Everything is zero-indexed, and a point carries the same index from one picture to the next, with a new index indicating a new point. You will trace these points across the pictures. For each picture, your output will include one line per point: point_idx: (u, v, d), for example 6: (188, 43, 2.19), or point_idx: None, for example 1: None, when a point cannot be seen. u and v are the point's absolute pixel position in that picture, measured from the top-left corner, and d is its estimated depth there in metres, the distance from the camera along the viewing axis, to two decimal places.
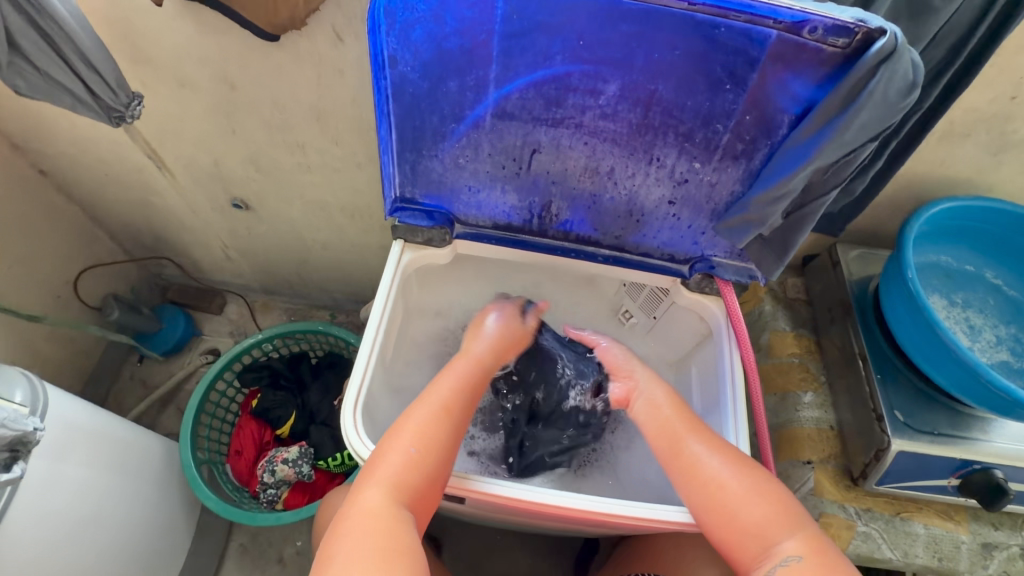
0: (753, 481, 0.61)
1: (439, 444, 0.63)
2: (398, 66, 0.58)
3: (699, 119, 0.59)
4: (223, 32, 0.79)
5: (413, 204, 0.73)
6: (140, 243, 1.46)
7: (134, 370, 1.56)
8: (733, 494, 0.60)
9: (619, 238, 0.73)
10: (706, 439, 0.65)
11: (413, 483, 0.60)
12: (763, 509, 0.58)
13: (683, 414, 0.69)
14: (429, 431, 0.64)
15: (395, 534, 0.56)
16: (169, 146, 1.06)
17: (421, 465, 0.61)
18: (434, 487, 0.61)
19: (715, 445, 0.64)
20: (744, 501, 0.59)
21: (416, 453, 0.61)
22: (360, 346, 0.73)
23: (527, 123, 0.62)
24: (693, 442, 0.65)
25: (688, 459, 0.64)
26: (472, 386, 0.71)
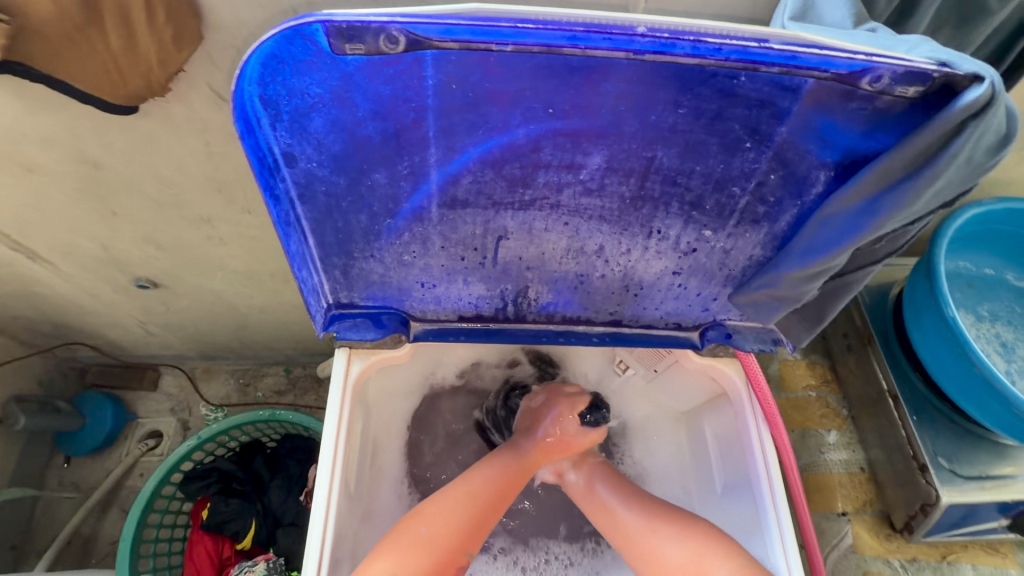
0: (681, 528, 0.63)
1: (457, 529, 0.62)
2: (298, 163, 0.41)
3: (710, 183, 0.45)
4: (61, 106, 0.59)
5: (353, 309, 0.57)
6: (39, 333, 1.22)
7: (61, 473, 1.34)
8: (669, 545, 0.62)
9: (615, 314, 0.60)
10: (624, 496, 0.68)
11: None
12: (700, 551, 0.60)
13: (597, 470, 0.72)
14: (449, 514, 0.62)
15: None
16: (37, 236, 0.85)
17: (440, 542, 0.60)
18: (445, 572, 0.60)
19: (645, 506, 0.66)
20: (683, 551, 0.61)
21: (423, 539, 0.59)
22: (314, 493, 0.58)
23: (487, 209, 0.47)
24: (627, 512, 0.66)
25: (620, 521, 0.66)
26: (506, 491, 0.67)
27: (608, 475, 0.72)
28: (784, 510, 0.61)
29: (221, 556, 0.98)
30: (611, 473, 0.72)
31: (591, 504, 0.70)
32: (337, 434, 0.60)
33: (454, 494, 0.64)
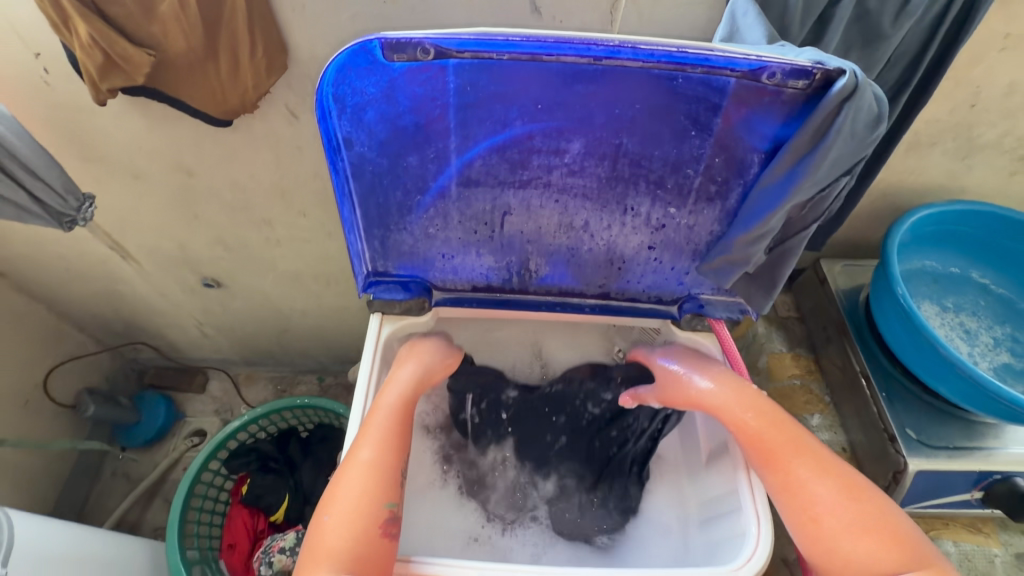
0: (880, 519, 0.53)
1: (384, 465, 0.60)
2: (354, 147, 0.56)
3: (668, 166, 0.58)
4: (173, 122, 0.77)
5: (387, 277, 0.70)
6: (111, 332, 1.40)
7: (115, 464, 1.47)
8: (846, 526, 0.52)
9: (603, 286, 0.71)
10: (816, 466, 0.56)
11: (346, 549, 0.55)
12: (884, 545, 0.51)
13: (789, 431, 0.59)
14: (385, 441, 0.62)
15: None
16: (130, 236, 1.02)
17: (348, 521, 0.56)
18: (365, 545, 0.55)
19: (837, 478, 0.55)
20: (844, 536, 0.52)
21: (337, 513, 0.57)
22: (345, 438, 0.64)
23: (494, 188, 0.60)
24: (821, 484, 0.55)
25: (789, 477, 0.56)
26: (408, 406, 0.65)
27: (796, 437, 0.59)
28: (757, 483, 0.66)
29: (256, 529, 1.09)
30: (784, 425, 0.60)
31: (762, 454, 0.59)
32: (368, 383, 0.69)
33: (380, 417, 0.63)
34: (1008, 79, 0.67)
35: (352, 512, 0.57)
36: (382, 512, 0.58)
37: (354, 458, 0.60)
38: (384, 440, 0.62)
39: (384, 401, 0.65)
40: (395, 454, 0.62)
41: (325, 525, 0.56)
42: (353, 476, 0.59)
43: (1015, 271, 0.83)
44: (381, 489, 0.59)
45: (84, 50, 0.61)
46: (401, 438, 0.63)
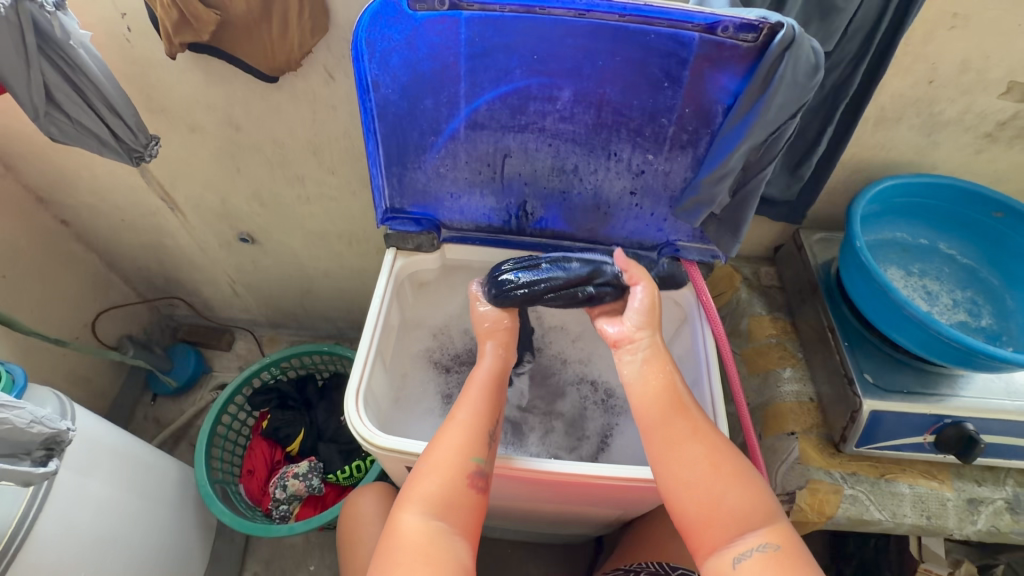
0: (738, 473, 0.61)
1: (477, 429, 0.66)
2: (381, 89, 0.67)
3: (645, 115, 0.67)
4: (229, 79, 0.90)
5: (402, 213, 0.81)
6: (153, 285, 1.54)
7: (147, 409, 1.60)
8: (713, 483, 0.60)
9: (591, 231, 0.81)
10: (693, 427, 0.63)
11: (443, 495, 0.61)
12: (751, 502, 0.59)
13: (676, 395, 0.65)
14: (477, 406, 0.67)
15: (438, 548, 0.58)
16: (180, 188, 1.16)
17: (440, 476, 0.62)
18: (459, 493, 0.62)
19: (706, 437, 0.62)
20: (726, 487, 0.59)
21: (436, 462, 0.64)
22: (359, 342, 0.76)
23: (497, 131, 0.71)
24: (693, 447, 0.62)
25: (671, 442, 0.62)
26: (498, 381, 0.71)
27: (684, 402, 0.65)
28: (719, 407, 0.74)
29: (273, 460, 1.20)
30: (680, 391, 0.65)
31: (659, 414, 0.64)
32: (381, 305, 0.80)
33: (473, 390, 0.69)
34: (959, 56, 0.75)
35: (447, 464, 0.63)
36: (468, 465, 0.64)
37: (448, 418, 0.67)
38: (479, 407, 0.68)
39: (476, 375, 0.71)
40: (488, 419, 0.67)
41: (421, 476, 0.63)
42: (451, 429, 0.66)
43: (979, 241, 0.90)
44: (469, 444, 0.65)
45: (163, 7, 0.74)
46: (490, 407, 0.68)
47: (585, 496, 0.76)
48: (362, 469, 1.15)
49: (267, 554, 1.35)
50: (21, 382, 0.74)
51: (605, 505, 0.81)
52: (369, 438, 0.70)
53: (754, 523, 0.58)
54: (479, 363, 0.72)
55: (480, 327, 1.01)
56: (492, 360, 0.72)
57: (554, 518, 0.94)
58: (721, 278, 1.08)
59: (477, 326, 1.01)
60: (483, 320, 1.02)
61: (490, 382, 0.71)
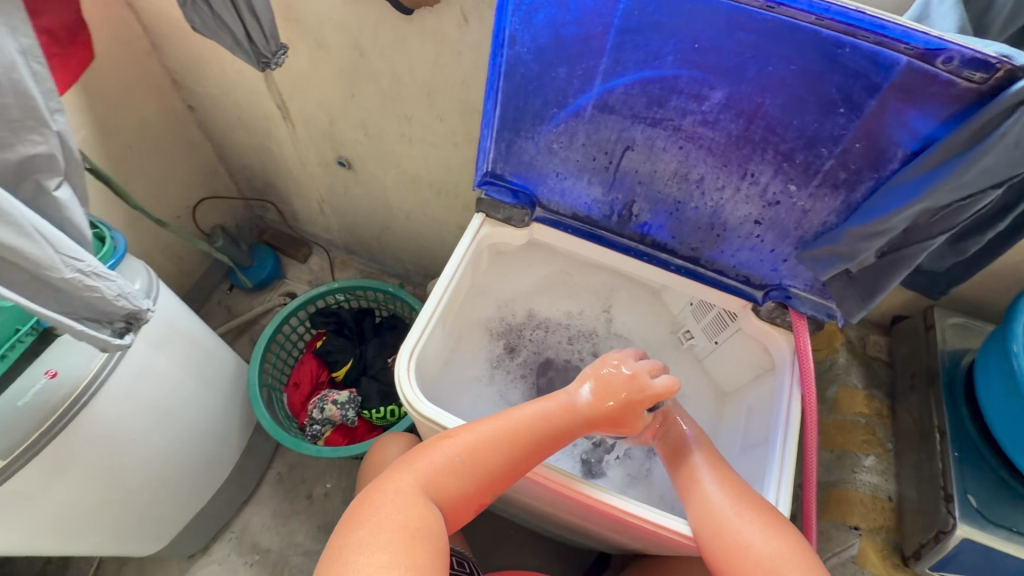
0: (775, 524, 0.60)
1: (513, 455, 0.64)
2: (515, 46, 0.62)
3: (802, 139, 0.57)
4: (365, 2, 0.87)
5: (500, 180, 0.76)
6: (252, 185, 1.61)
7: (223, 296, 1.72)
8: (749, 533, 0.59)
9: (695, 250, 0.74)
10: (723, 481, 0.65)
11: (450, 485, 0.62)
12: (786, 548, 0.58)
13: (710, 454, 0.69)
14: (530, 434, 0.65)
15: (425, 519, 0.58)
16: (296, 100, 1.18)
17: (458, 473, 0.63)
18: (461, 499, 0.63)
19: (737, 490, 0.64)
20: (757, 533, 0.59)
21: (463, 454, 0.63)
22: (423, 305, 0.74)
23: (626, 120, 0.64)
24: (717, 495, 0.64)
25: (702, 496, 0.64)
26: (556, 432, 0.66)
27: (718, 461, 0.69)
28: (785, 481, 0.66)
29: (318, 379, 1.25)
30: (713, 450, 0.70)
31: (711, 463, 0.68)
32: (456, 269, 0.78)
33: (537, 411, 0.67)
34: None
35: (472, 468, 0.63)
36: (489, 494, 0.65)
37: (499, 425, 0.65)
38: (532, 432, 0.65)
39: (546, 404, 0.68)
40: (528, 450, 0.65)
41: (438, 456, 0.63)
42: (486, 427, 0.65)
43: None
44: (503, 475, 0.64)
45: None
46: (546, 446, 0.66)
47: (610, 523, 0.72)
48: (395, 415, 1.16)
49: (293, 461, 1.44)
50: (119, 251, 0.79)
51: (628, 536, 0.76)
52: (412, 402, 0.68)
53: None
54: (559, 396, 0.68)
55: (545, 312, 0.98)
56: (580, 417, 0.66)
57: (570, 527, 0.92)
58: (821, 334, 0.95)
59: (543, 308, 0.98)
60: (550, 305, 0.99)
61: (552, 422, 0.66)
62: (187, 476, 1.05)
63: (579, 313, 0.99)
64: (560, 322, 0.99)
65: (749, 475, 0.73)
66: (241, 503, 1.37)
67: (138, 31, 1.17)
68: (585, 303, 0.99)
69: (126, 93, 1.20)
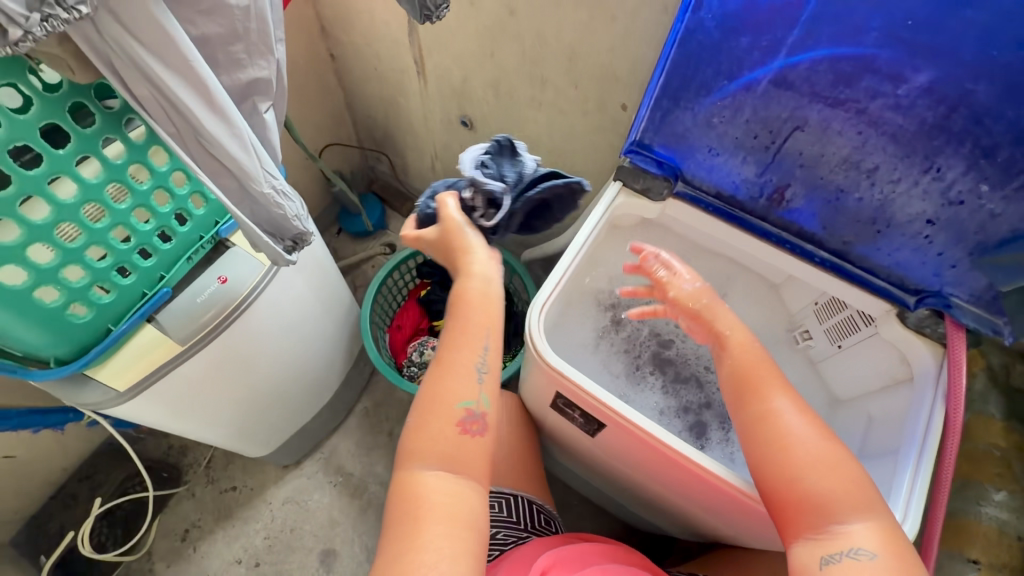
0: (835, 454, 0.59)
1: (456, 367, 0.64)
2: (701, 11, 0.61)
3: (1012, 135, 0.53)
4: None
5: (646, 150, 0.76)
6: (371, 136, 1.70)
7: (330, 238, 1.84)
8: (812, 458, 0.58)
9: (846, 244, 0.70)
10: (791, 398, 0.62)
11: (442, 445, 0.61)
12: (841, 486, 0.57)
13: (757, 363, 0.66)
14: (453, 347, 0.65)
15: (449, 491, 0.59)
16: (434, 56, 1.22)
17: (434, 426, 0.62)
18: (456, 444, 0.61)
19: (818, 424, 0.61)
20: (812, 469, 0.58)
21: (432, 413, 0.62)
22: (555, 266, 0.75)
23: (803, 97, 0.61)
24: (793, 416, 0.61)
25: (762, 411, 0.62)
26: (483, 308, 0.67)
27: (766, 369, 0.65)
28: (918, 496, 0.63)
29: (419, 325, 1.33)
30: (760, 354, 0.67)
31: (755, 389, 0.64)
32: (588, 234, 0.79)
33: (468, 326, 0.66)
34: None
35: (445, 415, 0.62)
36: (461, 411, 0.63)
37: (441, 368, 0.64)
38: (453, 339, 0.66)
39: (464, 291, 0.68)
40: (456, 347, 0.65)
41: (420, 427, 0.62)
42: (439, 375, 0.64)
43: None
44: (459, 389, 0.63)
45: None
46: (455, 334, 0.66)
47: (711, 504, 0.73)
48: None
49: (380, 398, 1.54)
50: None
51: (723, 521, 0.76)
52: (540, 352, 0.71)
53: (847, 511, 0.56)
54: (464, 282, 0.68)
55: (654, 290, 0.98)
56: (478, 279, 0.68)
57: (653, 505, 0.93)
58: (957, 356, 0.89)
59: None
60: None
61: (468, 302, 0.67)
62: (299, 391, 1.16)
63: None
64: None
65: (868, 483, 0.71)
66: (332, 427, 1.50)
67: None
68: None
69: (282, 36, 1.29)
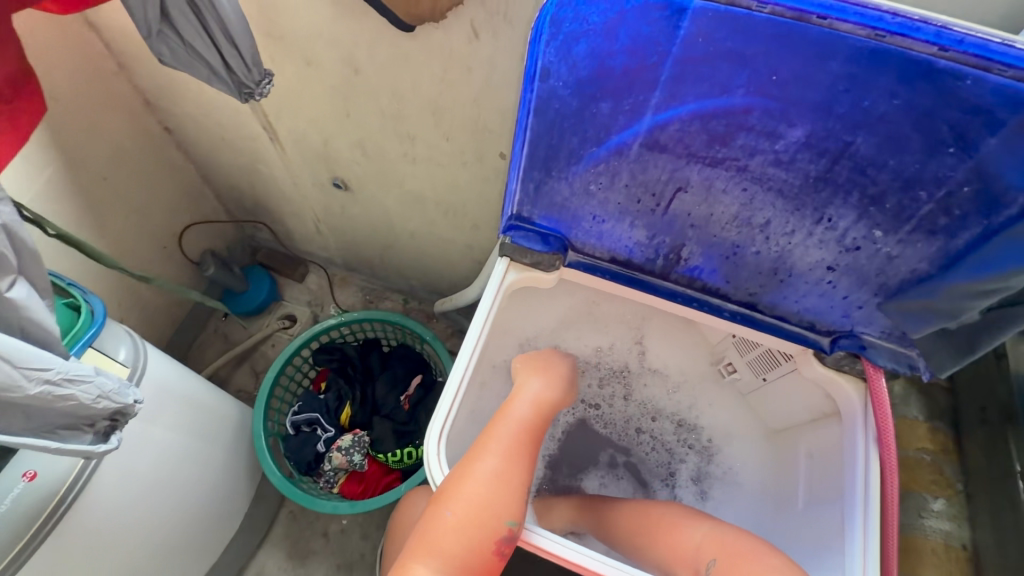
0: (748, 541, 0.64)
1: (510, 480, 0.63)
2: (549, 79, 0.52)
3: (898, 181, 0.48)
4: (359, 18, 0.76)
5: (527, 224, 0.67)
6: (241, 206, 1.50)
7: (218, 323, 1.62)
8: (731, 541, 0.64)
9: (753, 295, 0.65)
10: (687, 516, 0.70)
11: (455, 549, 0.59)
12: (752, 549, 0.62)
13: (642, 502, 0.76)
14: (508, 458, 0.65)
15: None
16: (284, 121, 1.07)
17: (462, 528, 0.59)
18: (477, 553, 0.59)
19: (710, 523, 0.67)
20: (717, 548, 0.64)
21: (459, 513, 0.60)
22: (450, 373, 0.66)
23: (680, 158, 0.55)
24: (683, 523, 0.69)
25: (671, 525, 0.69)
26: (535, 429, 0.70)
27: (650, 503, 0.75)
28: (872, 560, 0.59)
29: None
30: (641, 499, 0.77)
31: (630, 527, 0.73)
32: (482, 325, 0.69)
33: (500, 431, 0.67)
34: None
35: (480, 522, 0.60)
36: (501, 527, 0.60)
37: (478, 461, 0.63)
38: (504, 451, 0.65)
39: (512, 411, 0.70)
40: (518, 471, 0.64)
41: (441, 525, 0.59)
42: (470, 475, 0.62)
43: None
44: (507, 502, 0.61)
45: None
46: (528, 460, 0.66)
47: None
48: (413, 456, 1.09)
49: None
50: (100, 320, 0.71)
51: None
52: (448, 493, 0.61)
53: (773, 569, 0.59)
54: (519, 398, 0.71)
55: (572, 347, 0.90)
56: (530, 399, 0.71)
57: None
58: None
59: (570, 344, 0.90)
60: (578, 339, 0.90)
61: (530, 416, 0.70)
62: (191, 543, 0.98)
63: (607, 347, 0.90)
64: (588, 358, 0.91)
65: (819, 537, 0.67)
66: (254, 546, 1.30)
67: (101, 50, 1.05)
68: (615, 338, 0.90)
69: (93, 119, 1.08)
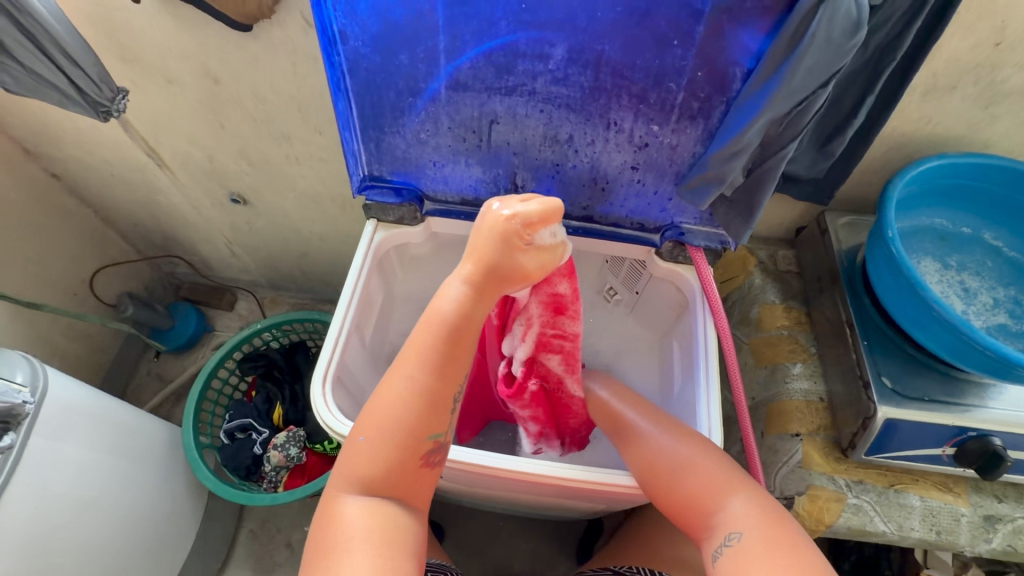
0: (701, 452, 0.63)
1: (428, 393, 0.54)
2: (349, 41, 0.59)
3: (650, 78, 0.58)
4: (200, 27, 0.82)
5: (380, 182, 0.75)
6: (151, 243, 1.51)
7: (150, 365, 1.61)
8: (682, 464, 0.62)
9: (587, 208, 0.74)
10: (647, 420, 0.70)
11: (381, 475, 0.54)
12: (710, 476, 0.60)
13: (626, 399, 0.75)
14: (429, 371, 0.54)
15: (384, 522, 0.53)
16: (165, 144, 1.10)
17: (381, 456, 0.54)
18: (406, 476, 0.55)
19: (666, 427, 0.67)
20: (691, 466, 0.62)
21: (377, 437, 0.54)
22: (329, 327, 0.72)
23: (482, 93, 0.63)
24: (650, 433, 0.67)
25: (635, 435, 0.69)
26: (458, 332, 0.54)
27: (636, 400, 0.74)
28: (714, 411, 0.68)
29: None
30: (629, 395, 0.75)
31: (615, 422, 0.73)
32: (356, 284, 0.75)
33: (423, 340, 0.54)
34: None
35: (399, 448, 0.54)
36: (425, 442, 0.55)
37: (392, 381, 0.54)
38: (430, 368, 0.54)
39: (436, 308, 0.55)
40: (441, 383, 0.54)
41: (359, 453, 0.54)
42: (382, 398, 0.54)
43: None
44: (427, 422, 0.54)
45: None
46: (450, 362, 0.54)
47: (570, 493, 0.73)
48: None
49: (263, 513, 1.37)
50: None
51: (587, 499, 0.77)
52: (337, 429, 0.66)
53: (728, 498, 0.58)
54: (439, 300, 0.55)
55: None
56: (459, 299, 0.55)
57: (538, 505, 0.91)
58: (734, 261, 0.99)
59: None
60: None
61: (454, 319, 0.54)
62: (142, 562, 0.99)
63: None
64: None
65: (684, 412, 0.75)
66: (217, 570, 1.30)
67: None
68: None
69: None
